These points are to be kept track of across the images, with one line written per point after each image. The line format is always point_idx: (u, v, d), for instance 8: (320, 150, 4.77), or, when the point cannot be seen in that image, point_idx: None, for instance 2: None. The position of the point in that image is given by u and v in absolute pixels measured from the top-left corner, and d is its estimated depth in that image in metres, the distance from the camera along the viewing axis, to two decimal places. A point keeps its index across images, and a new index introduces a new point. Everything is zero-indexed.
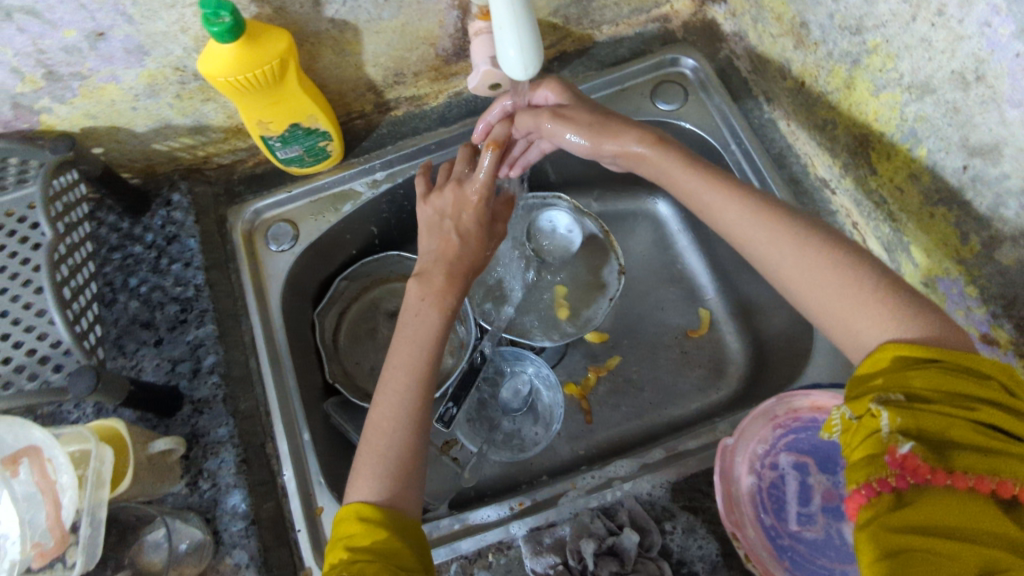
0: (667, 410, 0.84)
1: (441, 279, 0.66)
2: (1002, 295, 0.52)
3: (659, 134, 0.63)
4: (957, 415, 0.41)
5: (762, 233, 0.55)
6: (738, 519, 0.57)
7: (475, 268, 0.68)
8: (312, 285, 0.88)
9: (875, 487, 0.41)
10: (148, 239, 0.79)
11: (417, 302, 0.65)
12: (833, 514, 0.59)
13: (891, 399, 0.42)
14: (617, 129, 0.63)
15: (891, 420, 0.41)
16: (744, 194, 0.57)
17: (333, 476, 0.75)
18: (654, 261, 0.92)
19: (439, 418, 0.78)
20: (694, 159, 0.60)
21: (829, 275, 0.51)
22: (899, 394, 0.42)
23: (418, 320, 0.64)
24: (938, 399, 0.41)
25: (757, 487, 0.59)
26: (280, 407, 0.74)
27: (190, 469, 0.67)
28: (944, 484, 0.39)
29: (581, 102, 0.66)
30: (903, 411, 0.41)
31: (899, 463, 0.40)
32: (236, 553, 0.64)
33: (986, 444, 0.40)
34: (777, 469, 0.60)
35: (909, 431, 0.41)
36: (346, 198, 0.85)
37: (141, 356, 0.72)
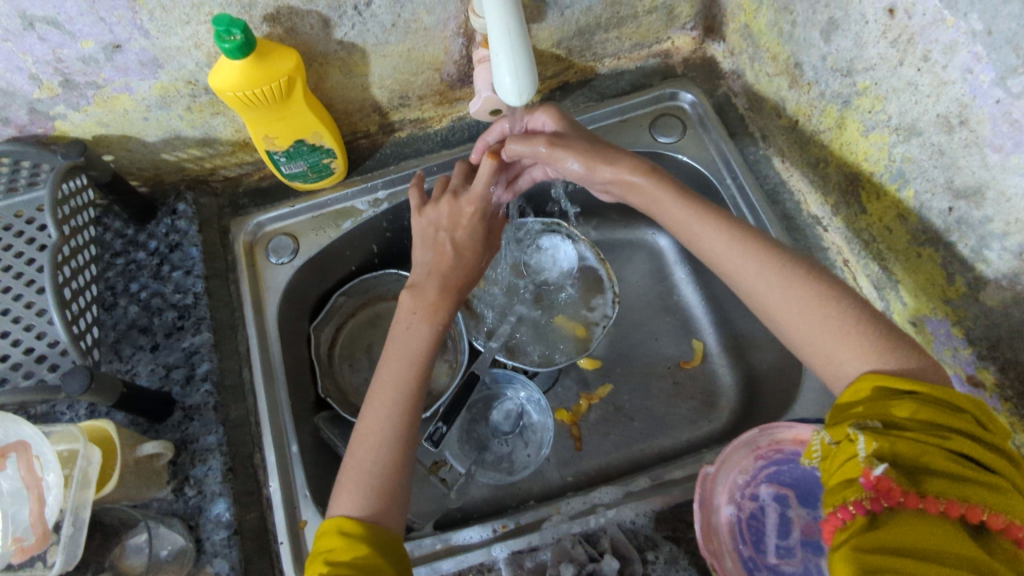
0: (656, 440, 0.84)
1: (434, 291, 0.67)
2: (986, 337, 0.53)
3: (650, 165, 0.64)
4: (931, 442, 0.42)
5: (747, 265, 0.56)
6: (717, 549, 0.57)
7: (465, 280, 0.70)
8: (309, 300, 0.89)
9: (850, 510, 0.42)
10: (151, 246, 0.80)
11: (408, 315, 0.66)
12: (812, 549, 0.59)
13: (868, 426, 0.44)
14: (610, 158, 0.64)
15: (867, 444, 0.42)
16: (730, 223, 0.59)
17: (319, 489, 0.75)
18: (649, 290, 0.93)
19: (429, 436, 0.79)
20: (680, 190, 0.62)
21: (811, 308, 0.52)
22: (876, 420, 0.44)
23: (408, 333, 0.65)
24: (912, 427, 0.43)
25: (736, 517, 0.59)
26: (271, 417, 0.74)
27: (177, 475, 0.67)
28: (917, 507, 0.40)
29: (571, 130, 0.67)
30: (879, 436, 0.42)
31: (873, 484, 0.41)
32: (217, 562, 0.64)
33: (954, 471, 0.41)
34: (756, 500, 0.60)
35: (884, 455, 0.42)
36: (347, 215, 0.86)
37: (136, 360, 0.73)
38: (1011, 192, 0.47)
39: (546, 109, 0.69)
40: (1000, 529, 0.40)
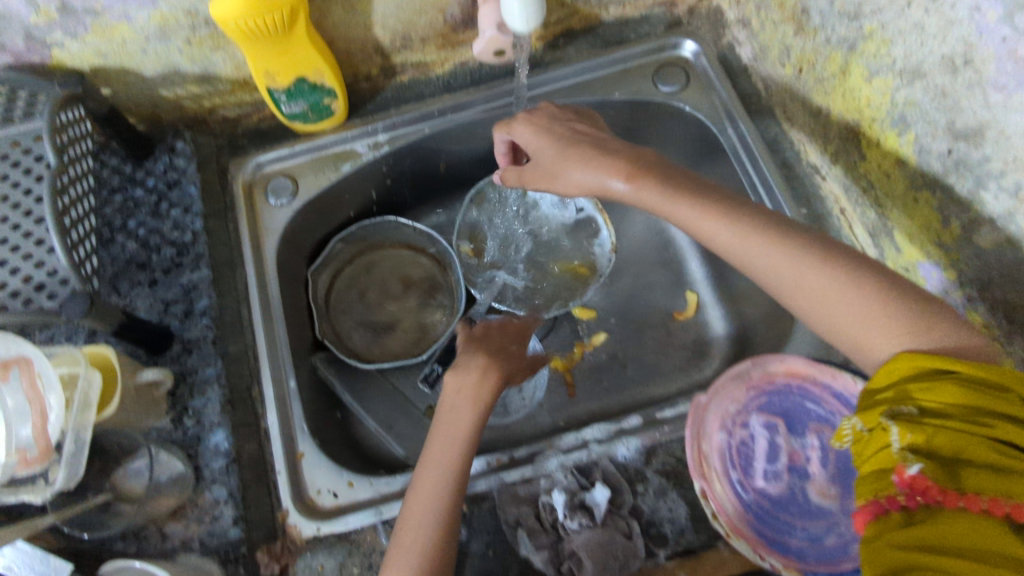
0: (648, 388, 0.85)
1: (477, 371, 0.64)
2: (978, 278, 0.54)
3: (641, 156, 0.61)
4: (973, 434, 0.40)
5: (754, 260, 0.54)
6: (706, 473, 0.60)
7: (513, 374, 0.67)
8: (307, 243, 0.89)
9: (883, 505, 0.41)
10: (149, 184, 0.80)
11: (453, 395, 0.63)
12: (798, 474, 0.61)
13: (901, 413, 0.42)
14: (593, 155, 0.62)
15: (902, 436, 0.41)
16: (731, 207, 0.56)
17: (317, 424, 0.76)
18: (646, 243, 0.94)
19: (426, 377, 0.85)
20: (672, 178, 0.59)
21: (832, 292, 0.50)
22: (911, 407, 0.42)
23: (451, 414, 0.62)
24: (951, 413, 0.41)
25: (726, 443, 0.62)
26: (269, 353, 0.75)
27: (175, 405, 0.68)
28: (957, 506, 0.38)
29: (557, 129, 0.66)
30: (914, 427, 0.41)
31: (907, 483, 0.40)
32: (216, 489, 0.65)
33: (998, 463, 0.39)
34: (747, 428, 0.63)
35: (919, 447, 0.40)
36: (347, 158, 0.86)
37: (134, 295, 0.73)
38: (1010, 131, 0.48)
39: (517, 123, 0.68)
40: None
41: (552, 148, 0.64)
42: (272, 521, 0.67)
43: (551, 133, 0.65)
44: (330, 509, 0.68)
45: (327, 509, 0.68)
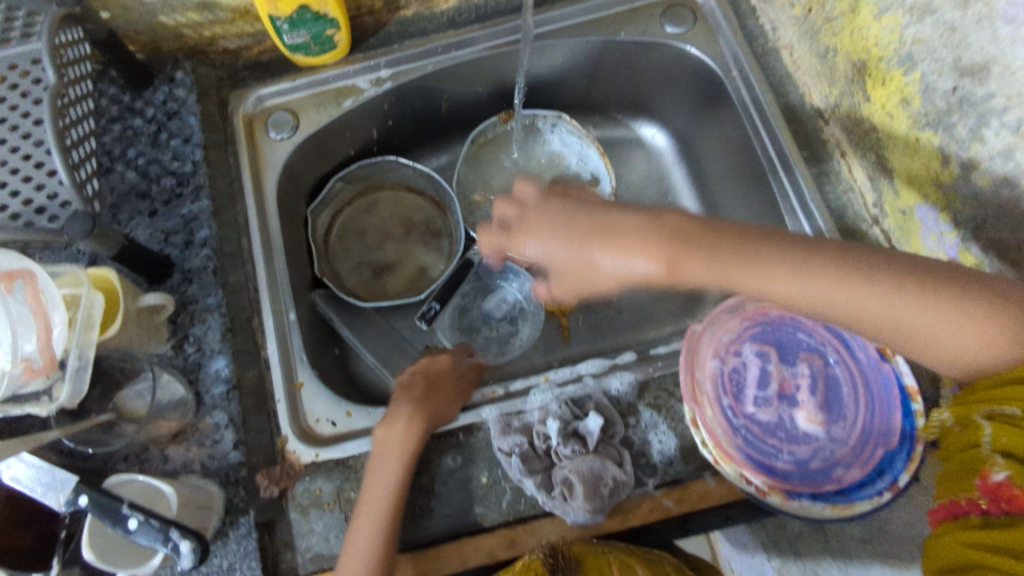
0: (642, 332, 0.87)
1: (401, 421, 0.62)
2: (973, 219, 0.54)
3: (664, 221, 0.48)
4: None
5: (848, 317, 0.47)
6: (698, 398, 0.61)
7: (447, 412, 0.65)
8: (308, 180, 0.89)
9: (963, 506, 0.42)
10: (149, 114, 0.79)
11: (380, 446, 0.61)
12: (788, 402, 0.62)
13: (1000, 416, 0.42)
14: (619, 236, 0.48)
15: (994, 437, 0.42)
16: (805, 261, 0.46)
17: (316, 356, 0.77)
18: (646, 190, 0.94)
19: (422, 314, 0.86)
20: (726, 241, 0.47)
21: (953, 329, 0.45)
22: (1012, 408, 0.42)
23: (378, 465, 0.60)
24: None
25: (719, 370, 0.63)
26: (269, 285, 0.76)
27: (177, 333, 0.68)
28: None
29: (559, 223, 0.51)
30: (1008, 430, 0.41)
31: (991, 488, 0.40)
32: (216, 414, 0.64)
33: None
34: (740, 356, 0.64)
35: (1012, 451, 0.41)
36: (349, 93, 0.85)
37: (135, 224, 0.73)
38: (1015, 65, 0.47)
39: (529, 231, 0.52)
40: None
41: (567, 250, 0.49)
42: (271, 447, 0.67)
43: (549, 224, 0.50)
44: (328, 437, 0.68)
45: (325, 437, 0.68)
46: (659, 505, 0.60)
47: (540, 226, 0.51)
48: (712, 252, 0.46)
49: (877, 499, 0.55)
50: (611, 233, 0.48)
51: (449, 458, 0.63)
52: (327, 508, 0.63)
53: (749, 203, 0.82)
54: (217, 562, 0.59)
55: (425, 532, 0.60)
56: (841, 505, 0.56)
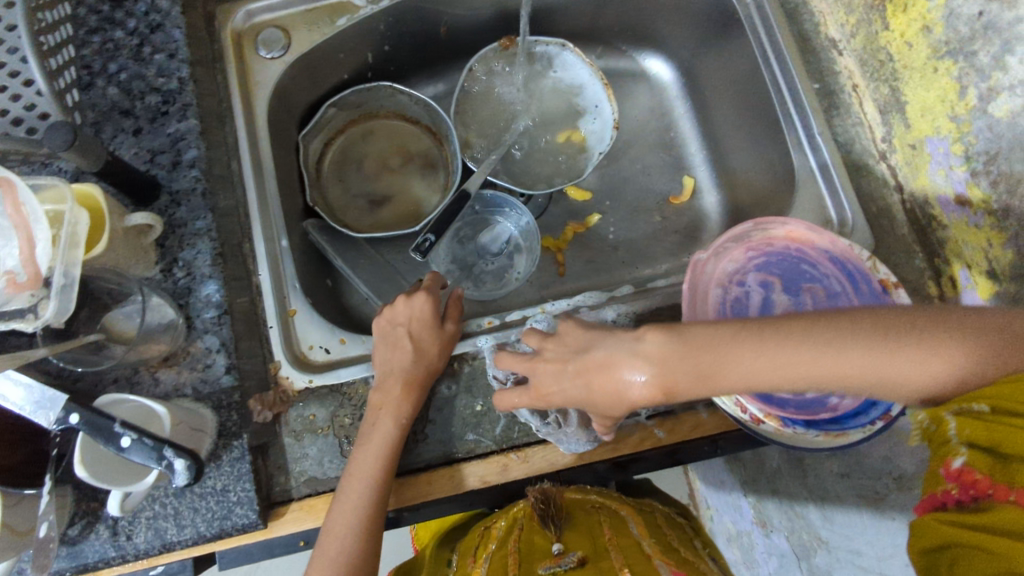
0: (638, 270, 0.86)
1: (396, 386, 0.60)
2: (986, 150, 0.52)
3: (642, 344, 0.46)
4: None
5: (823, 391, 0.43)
6: None
7: (435, 368, 0.62)
8: (299, 104, 0.86)
9: (938, 498, 0.39)
10: (130, 26, 0.74)
11: (371, 410, 0.60)
12: None
13: (973, 409, 0.39)
14: (615, 363, 0.47)
15: (957, 429, 0.39)
16: (772, 348, 0.43)
17: (309, 285, 0.75)
18: (647, 125, 0.92)
19: (416, 248, 0.81)
20: (702, 340, 0.45)
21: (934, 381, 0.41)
22: (984, 404, 0.38)
23: (370, 429, 0.59)
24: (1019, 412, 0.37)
25: (721, 299, 0.62)
26: (260, 211, 0.73)
27: (165, 257, 0.66)
28: (1005, 499, 0.36)
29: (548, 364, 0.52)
30: (972, 422, 0.38)
31: (956, 476, 0.38)
32: (208, 338, 0.63)
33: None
34: (743, 286, 0.62)
35: (976, 440, 0.38)
36: (343, 11, 0.82)
37: (118, 143, 0.70)
38: None
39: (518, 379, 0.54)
40: None
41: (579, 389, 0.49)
42: (264, 372, 0.66)
43: (556, 367, 0.51)
44: (321, 364, 0.68)
45: (318, 363, 0.68)
46: (651, 434, 0.61)
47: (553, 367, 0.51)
48: (696, 363, 0.44)
49: (868, 428, 0.54)
50: (612, 358, 0.48)
51: (445, 387, 0.63)
52: (320, 433, 0.63)
53: (753, 139, 0.80)
54: (209, 484, 0.59)
55: (418, 457, 0.61)
56: (833, 433, 0.56)
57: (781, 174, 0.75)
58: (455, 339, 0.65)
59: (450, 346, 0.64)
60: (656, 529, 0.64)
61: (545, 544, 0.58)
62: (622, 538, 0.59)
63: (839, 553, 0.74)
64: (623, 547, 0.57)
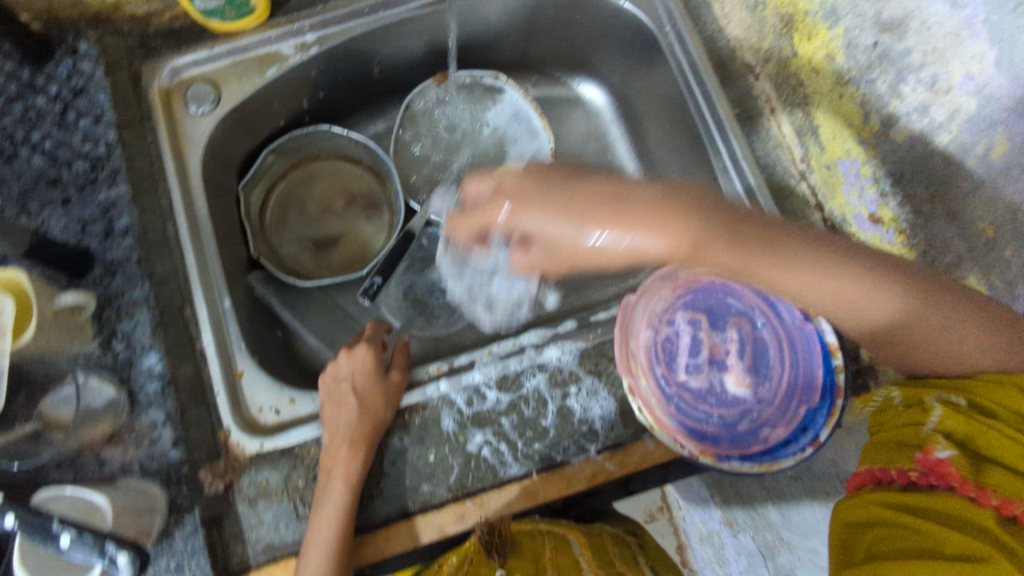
0: (587, 295, 0.87)
1: (343, 446, 0.61)
2: (892, 173, 0.57)
3: (667, 187, 0.49)
4: (1008, 433, 0.45)
5: (803, 276, 0.50)
6: (633, 369, 0.63)
7: (380, 420, 0.63)
8: (237, 156, 0.85)
9: (896, 472, 0.49)
10: (52, 91, 0.72)
11: (324, 471, 0.60)
12: (718, 367, 0.64)
13: (953, 403, 0.49)
14: (626, 204, 0.48)
15: (938, 418, 0.49)
16: (792, 250, 0.50)
17: (257, 344, 0.75)
18: (587, 149, 0.93)
19: (364, 291, 0.83)
20: (699, 197, 0.48)
21: (897, 306, 0.51)
22: (963, 400, 0.49)
23: (323, 491, 0.59)
24: (998, 415, 0.47)
25: (652, 340, 0.65)
26: (201, 274, 0.72)
27: (103, 330, 0.64)
28: (967, 493, 0.45)
29: (551, 197, 0.51)
30: (953, 415, 0.48)
31: (926, 462, 0.47)
32: (153, 412, 0.63)
33: (1019, 465, 0.44)
34: (672, 325, 0.66)
35: (948, 432, 0.48)
36: (272, 61, 0.80)
37: (47, 215, 0.67)
38: None
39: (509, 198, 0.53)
40: None
41: (567, 223, 0.49)
42: (213, 440, 0.66)
43: (548, 192, 0.50)
44: (272, 426, 0.68)
45: (269, 426, 0.67)
46: (602, 468, 0.62)
47: (542, 204, 0.50)
48: (705, 210, 0.48)
49: (798, 455, 0.58)
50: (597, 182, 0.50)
51: (397, 439, 0.63)
52: (275, 497, 0.63)
53: (685, 158, 0.81)
54: (163, 563, 0.58)
55: (374, 513, 0.61)
56: (767, 463, 0.59)
57: None
58: (400, 391, 0.66)
59: (394, 395, 0.65)
60: (600, 550, 0.64)
61: (490, 573, 0.57)
62: (562, 556, 0.59)
63: (801, 552, 0.76)
64: (563, 564, 0.57)
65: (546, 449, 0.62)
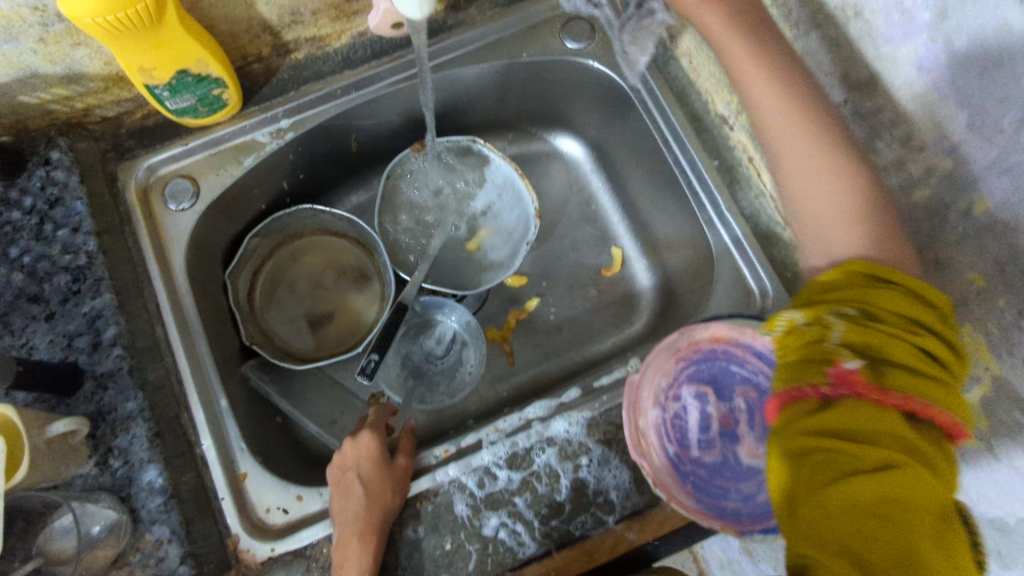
0: (585, 348, 0.88)
1: (353, 541, 0.59)
2: None
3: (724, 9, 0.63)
4: (896, 335, 0.44)
5: (751, 66, 0.61)
6: (646, 450, 0.62)
7: (389, 507, 0.61)
8: (220, 246, 0.84)
9: (805, 391, 0.44)
10: (27, 204, 0.69)
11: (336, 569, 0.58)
12: (730, 439, 0.63)
13: (845, 315, 0.46)
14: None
15: (842, 333, 0.45)
16: (744, 47, 0.62)
17: (258, 440, 0.74)
18: (569, 202, 0.95)
19: (362, 370, 0.77)
20: (755, 47, 0.61)
21: (820, 154, 0.57)
22: (852, 310, 0.46)
23: None
24: (884, 320, 0.45)
25: (661, 419, 0.64)
26: (194, 373, 0.72)
27: (99, 448, 0.62)
28: (874, 399, 0.42)
29: None
30: (854, 327, 0.44)
31: (842, 375, 0.43)
32: (157, 529, 0.61)
33: (912, 364, 0.44)
34: (680, 400, 0.64)
35: (854, 343, 0.44)
36: (248, 150, 0.79)
37: (30, 333, 0.64)
38: None
39: None
40: (942, 424, 0.43)
41: None
42: (222, 549, 0.64)
43: None
44: (281, 526, 0.66)
45: (278, 526, 0.66)
46: (622, 537, 0.61)
47: None
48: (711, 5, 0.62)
49: None
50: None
51: (411, 529, 0.62)
52: None
53: (667, 205, 0.83)
54: None
55: None
56: None
57: (702, 242, 0.77)
58: (408, 476, 0.64)
59: (402, 481, 0.63)
60: None
61: None
62: None
63: None
64: None
65: (563, 525, 0.61)
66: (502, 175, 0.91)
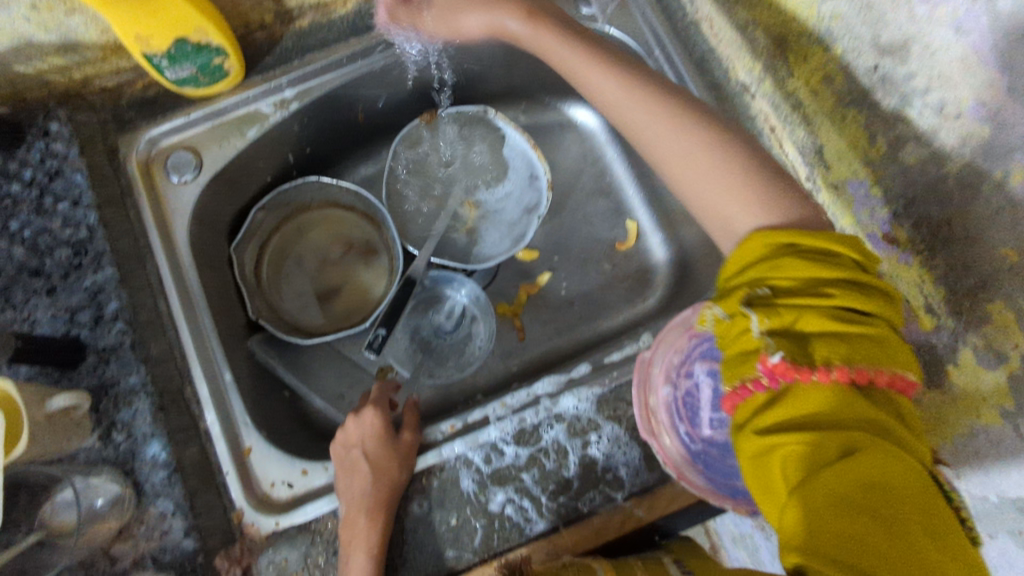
0: (598, 322, 0.86)
1: (362, 517, 0.59)
2: (903, 196, 0.60)
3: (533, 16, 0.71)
4: (815, 304, 0.43)
5: (598, 71, 0.66)
6: (655, 427, 0.61)
7: (395, 483, 0.61)
8: (225, 220, 0.83)
9: (749, 388, 0.43)
10: (26, 176, 0.68)
11: (343, 547, 0.58)
12: None
13: (758, 297, 0.44)
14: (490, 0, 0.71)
15: (760, 320, 0.43)
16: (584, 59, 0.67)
17: (264, 415, 0.73)
18: (582, 174, 0.92)
19: (370, 344, 0.77)
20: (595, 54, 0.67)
21: (688, 136, 0.58)
22: (764, 289, 0.44)
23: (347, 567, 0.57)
24: (797, 291, 0.43)
25: (673, 396, 0.63)
26: (198, 348, 0.71)
27: (102, 421, 0.62)
28: (811, 380, 0.40)
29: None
30: (769, 312, 0.43)
31: (770, 369, 0.41)
32: (161, 502, 0.61)
33: (841, 329, 0.42)
34: (692, 377, 0.63)
35: (776, 328, 0.43)
36: (252, 121, 0.78)
37: (33, 306, 0.64)
38: None
39: None
40: (885, 384, 0.41)
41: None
42: (227, 523, 0.64)
43: None
44: (286, 501, 0.66)
45: (284, 500, 0.66)
46: (630, 514, 0.60)
47: None
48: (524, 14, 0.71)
49: None
50: None
51: (416, 505, 0.61)
52: None
53: None
54: None
55: None
56: None
57: None
58: (413, 452, 0.64)
59: (408, 457, 0.63)
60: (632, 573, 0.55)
61: None
62: None
63: None
64: None
65: (571, 502, 0.60)
66: (517, 147, 0.89)
